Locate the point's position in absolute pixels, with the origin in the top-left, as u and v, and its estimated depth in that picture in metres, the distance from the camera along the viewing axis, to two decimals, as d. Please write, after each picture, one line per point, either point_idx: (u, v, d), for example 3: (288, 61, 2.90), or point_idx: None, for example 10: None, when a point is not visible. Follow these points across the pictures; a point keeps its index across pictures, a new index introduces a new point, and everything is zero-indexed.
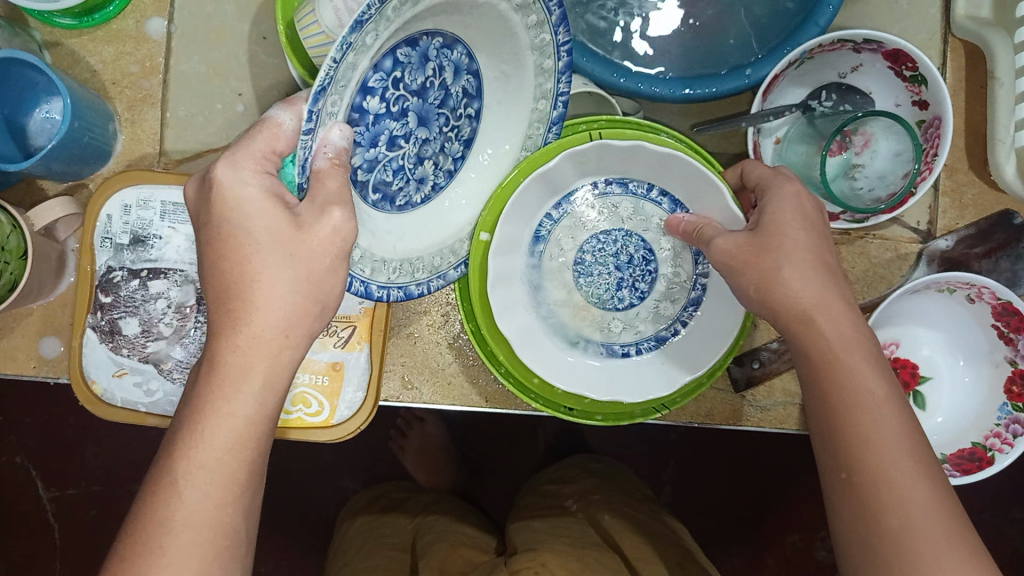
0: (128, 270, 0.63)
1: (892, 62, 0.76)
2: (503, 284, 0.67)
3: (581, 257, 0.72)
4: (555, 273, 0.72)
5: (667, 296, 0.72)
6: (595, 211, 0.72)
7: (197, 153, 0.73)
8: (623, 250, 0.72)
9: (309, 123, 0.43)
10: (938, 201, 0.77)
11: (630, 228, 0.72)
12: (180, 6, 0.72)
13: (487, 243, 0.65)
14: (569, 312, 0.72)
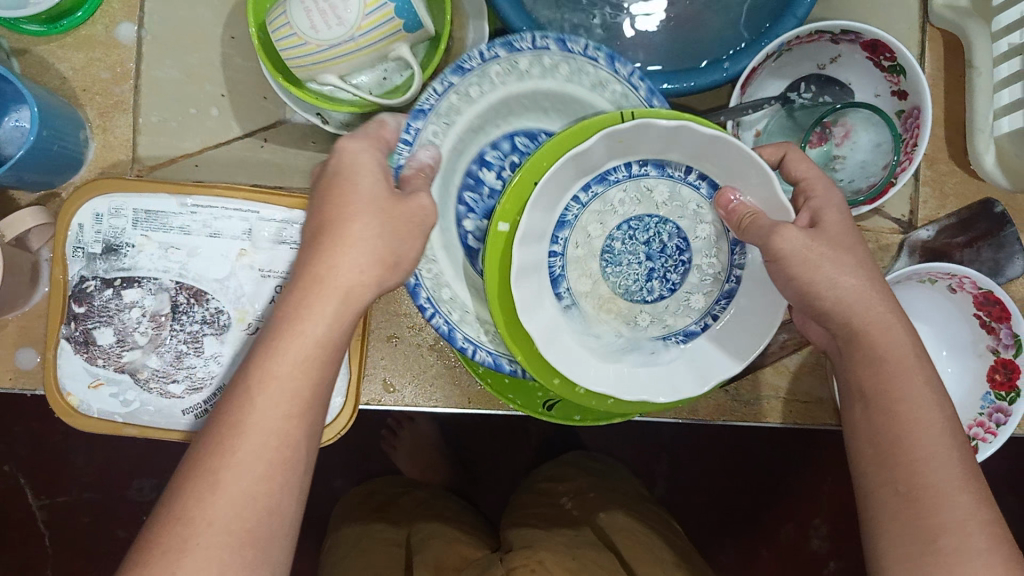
0: (101, 279, 0.63)
1: (870, 52, 0.76)
2: (529, 280, 0.59)
3: (610, 245, 0.65)
4: (580, 262, 0.65)
5: (698, 287, 0.66)
6: (627, 194, 0.64)
7: (171, 158, 0.73)
8: (655, 237, 0.66)
9: (407, 134, 0.59)
10: (918, 191, 0.77)
11: (663, 214, 0.65)
12: (150, 11, 0.72)
13: (507, 236, 0.58)
14: (593, 304, 0.65)
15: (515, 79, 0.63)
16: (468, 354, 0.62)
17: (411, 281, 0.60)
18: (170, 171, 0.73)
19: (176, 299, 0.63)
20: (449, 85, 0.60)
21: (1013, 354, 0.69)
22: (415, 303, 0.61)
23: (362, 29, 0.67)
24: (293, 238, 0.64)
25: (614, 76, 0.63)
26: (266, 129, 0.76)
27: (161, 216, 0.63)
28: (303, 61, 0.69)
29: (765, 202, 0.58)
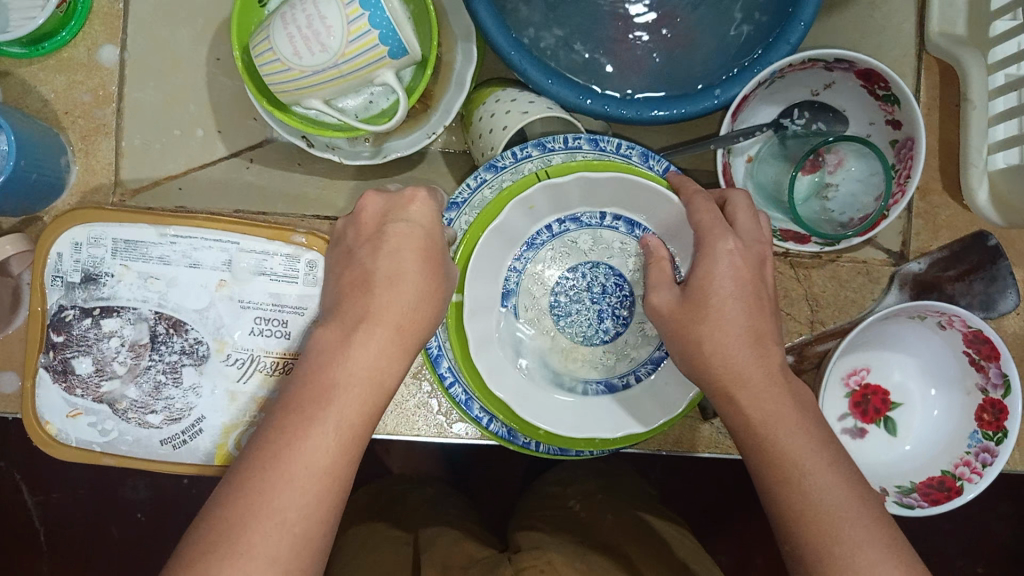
0: (80, 308, 0.62)
1: (864, 80, 0.75)
2: (490, 335, 0.66)
3: (556, 300, 0.71)
4: (534, 322, 0.71)
5: (649, 315, 0.72)
6: (556, 251, 0.71)
7: (154, 181, 0.73)
8: (594, 283, 0.72)
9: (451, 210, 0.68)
10: (911, 223, 0.76)
11: (593, 259, 0.72)
12: (133, 33, 0.73)
13: (461, 301, 0.64)
14: (558, 357, 0.71)
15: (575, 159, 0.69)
16: (483, 424, 0.67)
17: (433, 350, 0.66)
18: (156, 194, 0.73)
19: (155, 329, 0.63)
20: (482, 181, 0.69)
21: (1001, 395, 0.68)
22: (437, 373, 0.66)
23: (346, 56, 0.66)
24: (272, 269, 0.63)
25: (600, 226, 0.71)
26: (252, 148, 0.76)
27: (141, 245, 0.63)
28: (287, 85, 0.68)
29: (667, 227, 0.68)
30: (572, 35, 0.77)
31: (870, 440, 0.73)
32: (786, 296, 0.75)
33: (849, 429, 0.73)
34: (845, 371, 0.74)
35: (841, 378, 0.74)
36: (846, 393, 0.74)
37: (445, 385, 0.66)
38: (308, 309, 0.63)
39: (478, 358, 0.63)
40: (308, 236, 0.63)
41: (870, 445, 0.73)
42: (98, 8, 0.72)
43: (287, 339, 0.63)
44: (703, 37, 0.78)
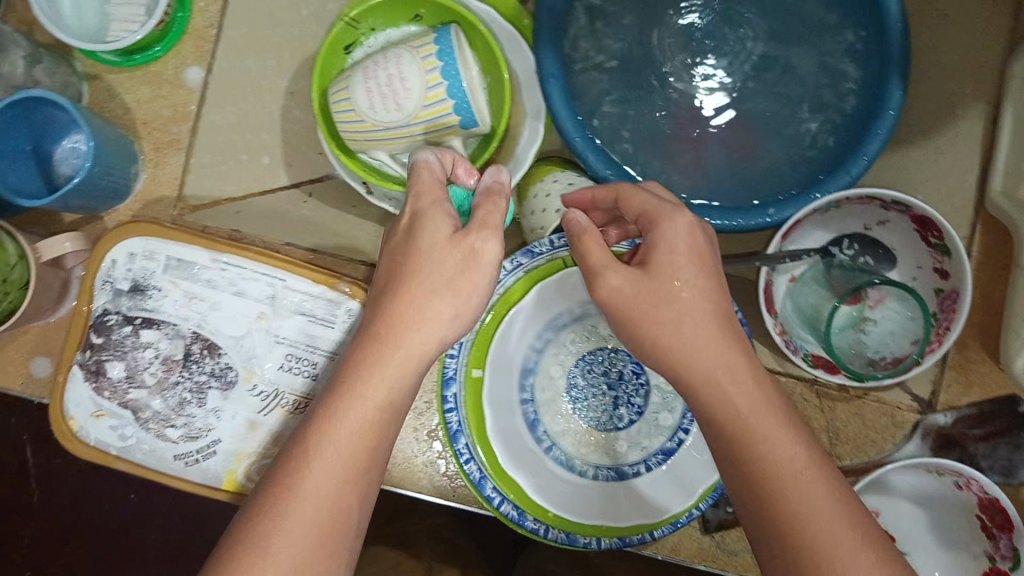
0: (123, 315, 0.64)
1: (918, 226, 0.77)
2: (500, 410, 0.67)
3: (574, 381, 0.71)
4: (550, 402, 0.71)
5: (664, 405, 0.71)
6: (575, 333, 0.72)
7: (214, 201, 0.75)
8: (614, 368, 0.72)
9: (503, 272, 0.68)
10: (944, 374, 0.76)
11: (614, 345, 0.72)
12: (221, 58, 0.76)
13: (481, 378, 0.67)
14: (571, 441, 0.70)
15: None
16: (494, 504, 0.65)
17: (451, 425, 0.66)
18: (213, 214, 0.75)
19: (190, 347, 0.64)
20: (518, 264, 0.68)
21: (1008, 567, 0.67)
22: (454, 448, 0.65)
23: (418, 118, 0.69)
24: (312, 311, 0.65)
25: None
26: (313, 182, 0.76)
27: (193, 265, 0.65)
28: (356, 135, 0.71)
29: None
30: (638, 133, 0.82)
31: None
32: (807, 424, 0.77)
33: None
34: None
35: None
36: None
37: (460, 461, 0.65)
38: (339, 355, 0.65)
39: (491, 421, 0.66)
40: (353, 286, 0.65)
41: None
42: (192, 30, 0.76)
43: (313, 381, 0.65)
44: (772, 149, 0.82)
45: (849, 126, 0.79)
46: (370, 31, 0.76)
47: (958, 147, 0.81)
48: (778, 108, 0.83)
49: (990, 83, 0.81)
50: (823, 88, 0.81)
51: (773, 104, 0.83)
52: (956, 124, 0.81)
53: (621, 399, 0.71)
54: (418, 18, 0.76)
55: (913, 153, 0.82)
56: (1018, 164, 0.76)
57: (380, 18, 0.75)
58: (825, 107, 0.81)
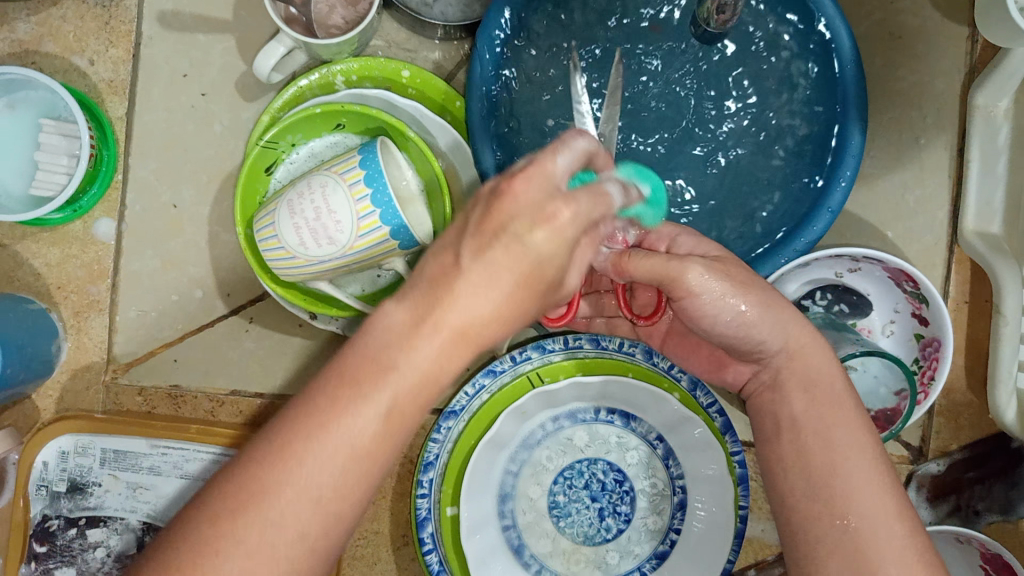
0: (65, 518, 0.60)
1: (892, 276, 0.74)
2: (485, 552, 0.64)
3: (554, 500, 0.68)
4: (532, 525, 0.68)
5: (652, 509, 0.68)
6: (551, 451, 0.68)
7: (149, 352, 0.69)
8: (593, 478, 0.68)
9: (452, 408, 0.66)
10: (932, 421, 0.76)
11: (590, 454, 0.68)
12: (132, 202, 0.70)
13: (457, 516, 0.66)
14: (559, 562, 0.67)
15: (564, 354, 0.67)
16: None
17: (432, 567, 0.64)
18: (150, 367, 0.69)
19: (142, 539, 0.60)
20: (480, 387, 0.66)
21: None
22: None
23: (353, 249, 0.64)
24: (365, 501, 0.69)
25: (602, 419, 0.68)
26: (253, 304, 0.70)
27: (130, 454, 0.60)
28: (287, 272, 0.65)
29: (666, 419, 0.66)
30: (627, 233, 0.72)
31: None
32: None
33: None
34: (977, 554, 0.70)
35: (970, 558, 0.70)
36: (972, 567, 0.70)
37: None
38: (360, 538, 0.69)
39: (467, 548, 0.63)
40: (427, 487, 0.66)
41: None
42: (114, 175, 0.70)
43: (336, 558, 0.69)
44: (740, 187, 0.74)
45: (803, 177, 0.72)
46: (291, 146, 0.71)
47: (926, 180, 0.78)
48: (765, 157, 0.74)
49: (952, 108, 0.78)
50: (783, 136, 0.73)
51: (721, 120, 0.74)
52: (921, 155, 0.78)
53: (619, 516, 0.68)
54: (340, 127, 0.71)
55: (879, 187, 0.79)
56: (990, 195, 0.74)
57: (299, 132, 0.70)
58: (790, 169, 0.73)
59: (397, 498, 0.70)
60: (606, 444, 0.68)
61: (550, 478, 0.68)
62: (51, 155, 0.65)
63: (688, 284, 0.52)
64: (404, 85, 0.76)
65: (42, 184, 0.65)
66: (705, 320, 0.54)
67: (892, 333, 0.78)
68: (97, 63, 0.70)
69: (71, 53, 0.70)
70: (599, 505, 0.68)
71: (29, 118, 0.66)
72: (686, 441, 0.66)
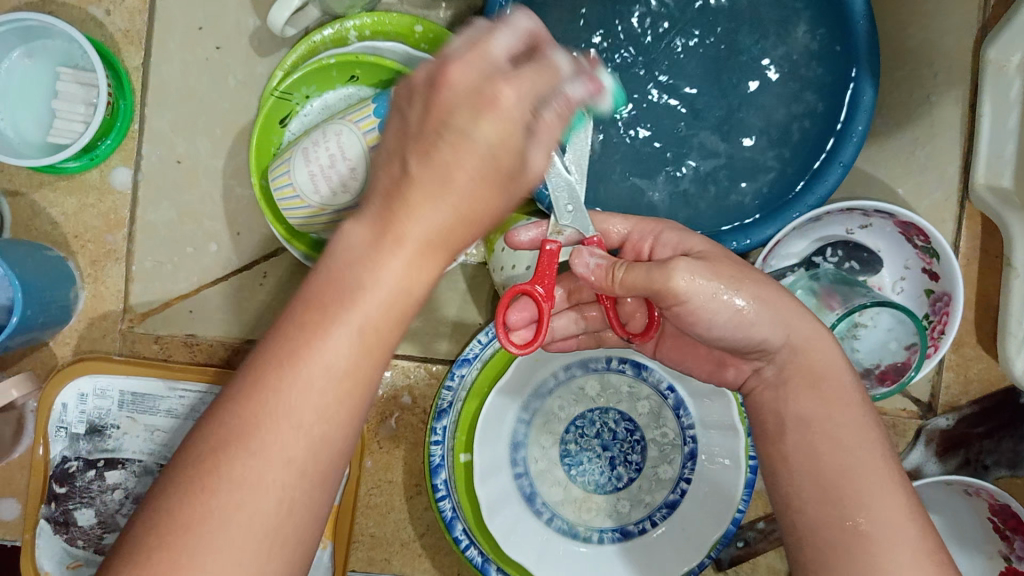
0: (84, 460, 0.61)
1: (902, 231, 0.75)
2: (500, 497, 0.65)
3: (566, 448, 0.69)
4: (545, 472, 0.68)
5: (661, 458, 0.68)
6: (563, 400, 0.69)
7: (164, 302, 0.70)
8: (604, 428, 0.69)
9: (465, 356, 0.66)
10: (941, 376, 0.77)
11: (602, 404, 0.69)
12: (147, 152, 0.70)
13: (469, 462, 0.67)
14: (571, 509, 0.68)
15: None
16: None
17: (446, 513, 0.65)
18: (165, 317, 0.70)
19: None
20: (493, 335, 0.66)
21: None
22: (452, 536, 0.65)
23: None
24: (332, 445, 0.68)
25: (614, 370, 0.69)
26: (266, 258, 0.71)
27: (149, 397, 0.61)
28: (303, 221, 0.66)
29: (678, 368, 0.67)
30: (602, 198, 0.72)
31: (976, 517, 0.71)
32: None
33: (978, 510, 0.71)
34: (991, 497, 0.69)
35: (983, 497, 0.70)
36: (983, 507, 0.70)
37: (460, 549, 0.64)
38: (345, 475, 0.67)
39: (482, 492, 0.63)
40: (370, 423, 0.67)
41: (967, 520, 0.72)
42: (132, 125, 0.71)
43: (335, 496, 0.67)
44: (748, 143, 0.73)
45: (818, 132, 0.71)
46: (305, 99, 0.72)
47: (938, 135, 0.78)
48: (776, 111, 0.73)
49: (964, 63, 0.77)
50: (795, 90, 0.73)
51: (730, 74, 0.73)
52: (932, 111, 0.78)
53: (630, 464, 0.69)
54: (354, 79, 0.72)
55: (889, 144, 0.79)
56: (1001, 150, 0.74)
57: (313, 85, 0.70)
58: (782, 124, 0.73)
59: (410, 447, 0.71)
60: (617, 394, 0.69)
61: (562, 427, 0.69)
62: (68, 104, 0.66)
63: (677, 290, 0.49)
64: (416, 40, 0.75)
65: (59, 132, 0.66)
66: (699, 319, 0.51)
67: (902, 290, 0.78)
68: (113, 13, 0.71)
69: (88, 4, 0.70)
70: (610, 454, 0.69)
71: (46, 67, 0.67)
72: (697, 390, 0.66)
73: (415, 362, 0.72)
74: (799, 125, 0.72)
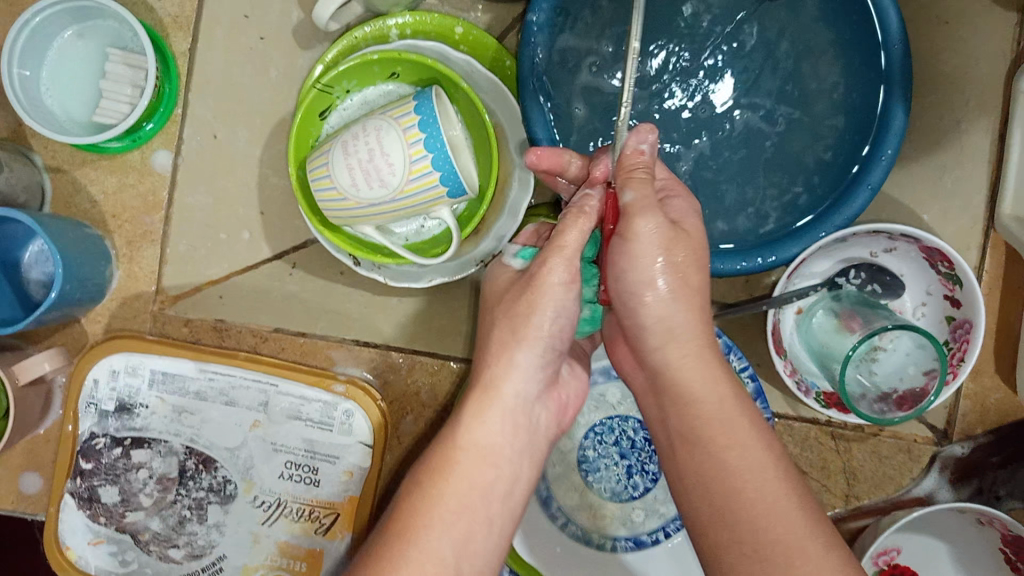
0: (111, 437, 0.62)
1: (927, 257, 0.75)
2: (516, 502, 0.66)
3: (584, 454, 0.69)
4: (562, 477, 0.69)
5: None
6: (583, 405, 0.69)
7: (196, 287, 0.71)
8: (623, 436, 0.69)
9: None
10: (959, 404, 0.77)
11: (622, 412, 0.69)
12: (189, 138, 0.71)
13: None
14: (585, 515, 0.68)
15: None
16: None
17: None
18: (195, 301, 0.70)
19: (185, 464, 0.61)
20: None
21: None
22: None
23: (404, 193, 0.65)
24: (307, 415, 0.62)
25: None
26: (296, 250, 0.72)
27: (178, 377, 0.62)
28: (338, 214, 0.67)
29: None
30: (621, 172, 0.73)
31: (989, 543, 0.71)
32: (824, 467, 0.77)
33: (990, 538, 0.71)
34: (1005, 527, 0.69)
35: (996, 527, 0.70)
36: (996, 536, 0.70)
37: None
38: (340, 458, 0.62)
39: None
40: (347, 386, 0.62)
41: (979, 545, 0.72)
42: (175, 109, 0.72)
43: (316, 487, 0.62)
44: (774, 163, 0.74)
45: (848, 154, 0.72)
46: (345, 93, 0.72)
47: (966, 163, 0.79)
48: (803, 133, 0.74)
49: (995, 94, 0.78)
50: (825, 113, 0.73)
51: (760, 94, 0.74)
52: (962, 139, 0.79)
53: (647, 475, 0.69)
54: (394, 76, 0.72)
55: (915, 170, 0.80)
56: None
57: (354, 80, 0.71)
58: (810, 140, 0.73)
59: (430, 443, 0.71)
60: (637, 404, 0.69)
61: (581, 434, 0.69)
62: (115, 85, 0.68)
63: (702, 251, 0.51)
64: (456, 41, 0.77)
65: (104, 112, 0.68)
66: None
67: (924, 315, 0.79)
68: None
69: None
70: (627, 463, 0.69)
71: (98, 48, 0.69)
72: None
73: (436, 359, 0.71)
74: (828, 149, 0.73)
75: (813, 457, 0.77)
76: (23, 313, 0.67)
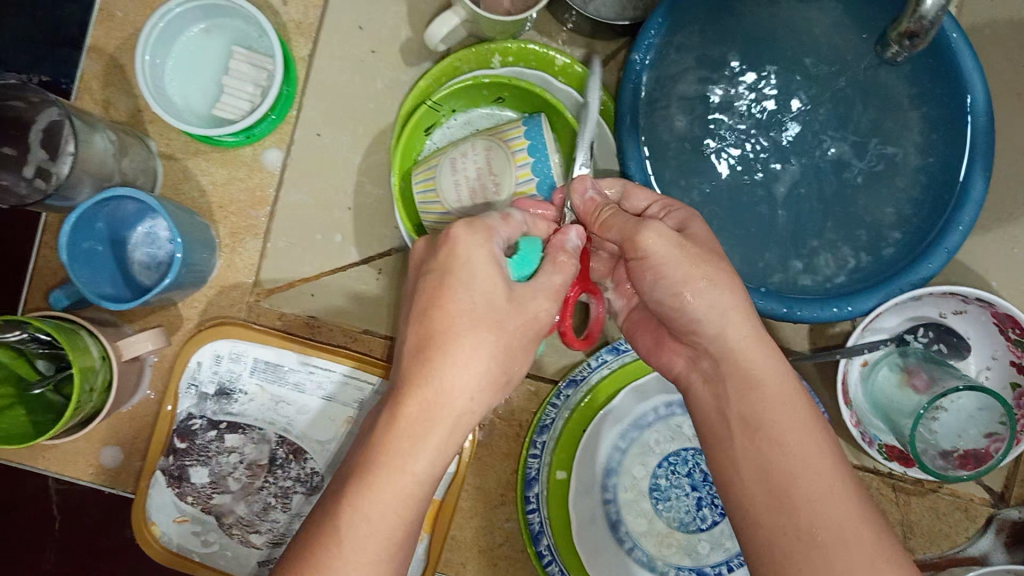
0: (207, 419, 0.63)
1: (998, 322, 0.77)
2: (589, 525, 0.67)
3: (656, 482, 0.70)
4: (632, 503, 0.70)
5: None
6: (659, 434, 0.70)
7: (289, 282, 0.73)
8: (696, 467, 0.70)
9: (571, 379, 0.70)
10: (1016, 470, 0.78)
11: (697, 444, 0.70)
12: (299, 139, 0.74)
13: (565, 480, 0.69)
14: (652, 542, 0.69)
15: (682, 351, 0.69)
16: None
17: (533, 525, 0.68)
18: (289, 296, 0.72)
19: (275, 452, 0.63)
20: (603, 361, 0.70)
21: None
22: (536, 549, 0.68)
23: None
24: None
25: None
26: (382, 256, 0.73)
27: (279, 367, 0.63)
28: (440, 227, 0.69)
29: None
30: (705, 214, 0.75)
31: None
32: (883, 517, 0.78)
33: None
34: None
35: None
36: None
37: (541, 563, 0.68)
38: None
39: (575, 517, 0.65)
40: None
41: None
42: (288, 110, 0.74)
43: None
44: (851, 218, 0.75)
45: (925, 216, 0.72)
46: (451, 111, 0.75)
47: None
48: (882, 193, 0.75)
49: None
50: (904, 175, 0.74)
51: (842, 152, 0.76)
52: None
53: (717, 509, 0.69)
54: (500, 100, 0.75)
55: (989, 238, 0.82)
56: None
57: (461, 100, 0.74)
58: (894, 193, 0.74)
59: (503, 457, 0.73)
60: None
61: (654, 463, 0.70)
62: (238, 82, 0.69)
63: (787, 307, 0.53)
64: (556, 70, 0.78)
65: (225, 107, 0.69)
66: None
67: (987, 379, 0.81)
68: (289, 4, 0.75)
69: None
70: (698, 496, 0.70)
71: (224, 45, 0.71)
72: None
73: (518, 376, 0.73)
74: (905, 210, 0.73)
75: (872, 506, 0.79)
76: (125, 290, 0.68)
